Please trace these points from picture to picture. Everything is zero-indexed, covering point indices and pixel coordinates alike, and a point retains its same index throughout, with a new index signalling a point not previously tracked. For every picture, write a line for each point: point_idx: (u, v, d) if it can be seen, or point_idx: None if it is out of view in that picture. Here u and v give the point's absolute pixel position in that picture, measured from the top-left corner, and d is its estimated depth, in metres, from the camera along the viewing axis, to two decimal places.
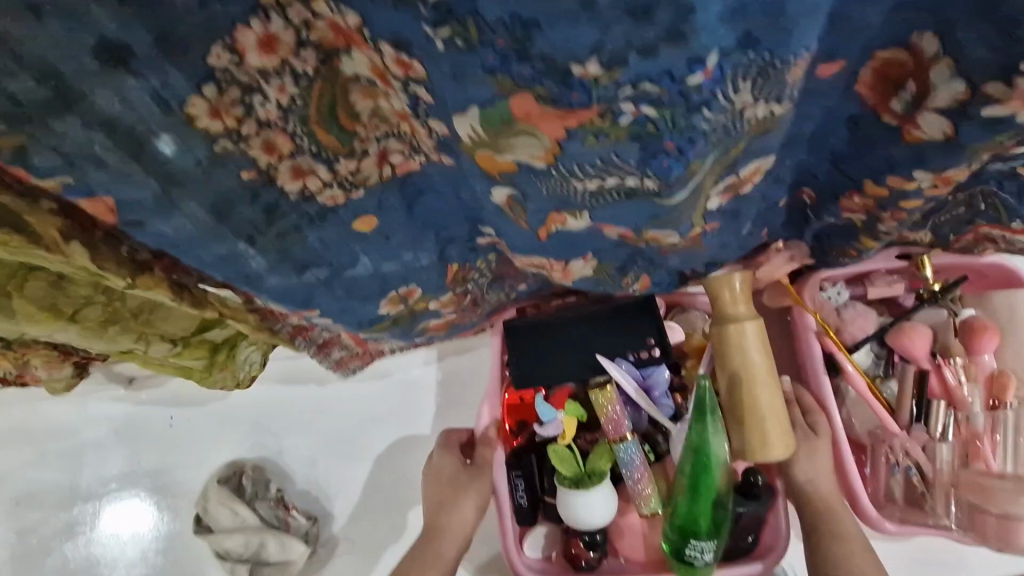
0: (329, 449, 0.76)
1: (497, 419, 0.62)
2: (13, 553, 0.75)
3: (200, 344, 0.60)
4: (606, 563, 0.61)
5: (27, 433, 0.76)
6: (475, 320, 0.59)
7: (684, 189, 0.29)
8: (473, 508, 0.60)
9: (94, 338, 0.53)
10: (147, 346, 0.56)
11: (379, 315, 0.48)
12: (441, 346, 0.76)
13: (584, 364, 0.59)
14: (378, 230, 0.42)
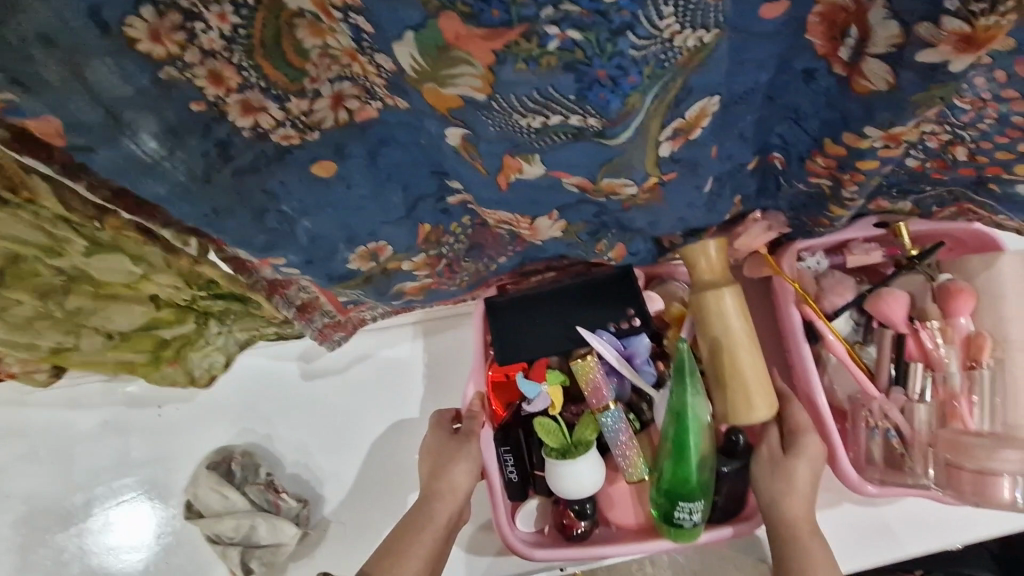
0: (317, 433, 0.76)
1: (483, 393, 0.61)
2: (10, 547, 0.75)
3: (142, 338, 0.61)
4: (597, 532, 0.59)
5: (16, 430, 0.76)
6: (453, 287, 0.62)
7: (627, 127, 0.31)
8: (467, 477, 0.59)
9: (29, 329, 0.55)
10: (83, 336, 0.58)
11: (349, 271, 0.48)
12: (425, 324, 0.77)
13: (566, 337, 0.59)
14: (339, 175, 0.42)
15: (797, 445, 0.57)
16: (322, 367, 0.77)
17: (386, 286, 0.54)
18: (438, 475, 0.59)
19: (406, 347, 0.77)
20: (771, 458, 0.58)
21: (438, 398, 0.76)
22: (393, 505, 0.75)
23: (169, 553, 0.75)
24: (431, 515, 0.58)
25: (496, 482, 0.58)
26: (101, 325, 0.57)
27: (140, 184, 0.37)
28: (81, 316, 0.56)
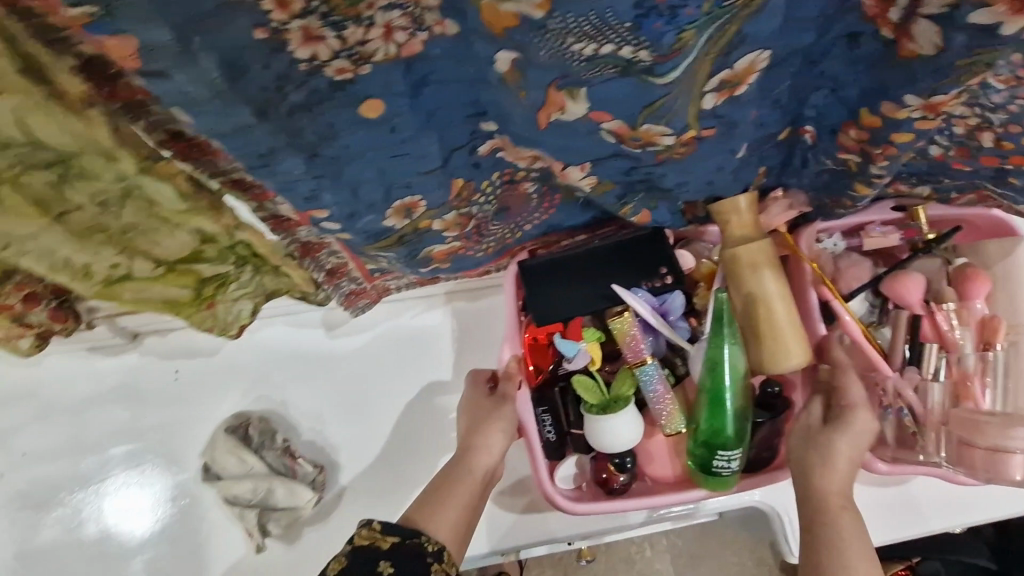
0: (334, 403, 0.78)
1: (520, 353, 0.67)
2: (24, 503, 0.76)
3: (184, 273, 0.54)
4: (636, 486, 0.66)
5: (35, 389, 0.77)
6: (479, 254, 0.67)
7: (677, 65, 0.31)
8: (495, 436, 0.65)
9: (77, 247, 0.45)
10: (129, 262, 0.49)
11: (385, 227, 0.50)
12: (450, 294, 0.81)
13: (601, 295, 0.65)
14: (385, 118, 0.37)
15: (842, 414, 0.61)
16: (343, 337, 0.80)
17: (417, 243, 0.58)
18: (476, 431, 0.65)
19: (441, 318, 0.81)
20: (809, 428, 0.62)
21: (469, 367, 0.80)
22: (419, 469, 0.76)
23: (182, 514, 0.76)
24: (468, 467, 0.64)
25: (534, 437, 0.65)
26: (150, 250, 0.49)
27: (203, 113, 0.34)
28: (128, 235, 0.47)
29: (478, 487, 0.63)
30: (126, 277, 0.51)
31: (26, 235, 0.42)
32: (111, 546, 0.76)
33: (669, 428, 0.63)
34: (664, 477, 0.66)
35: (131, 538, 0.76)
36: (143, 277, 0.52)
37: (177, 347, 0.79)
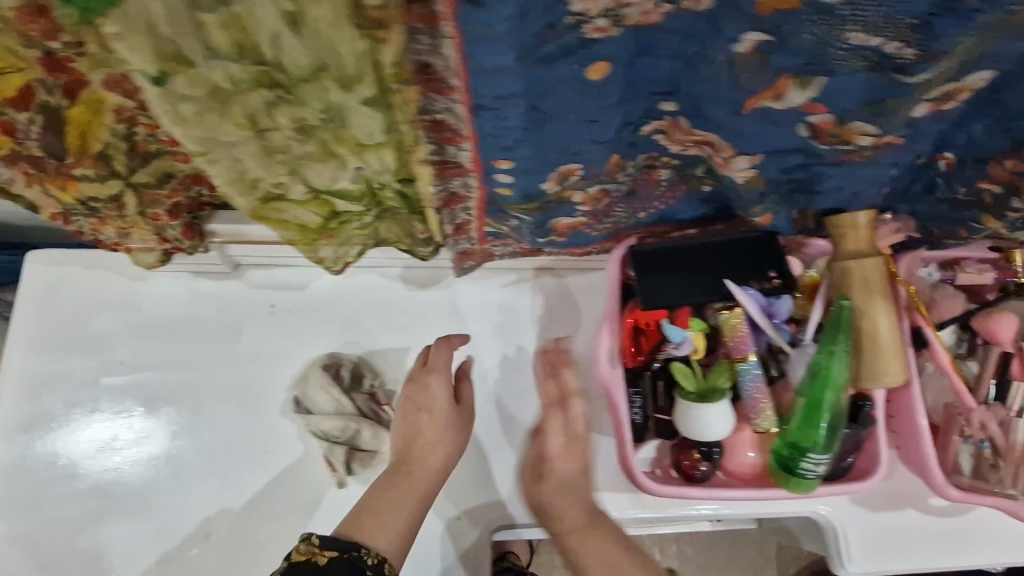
0: (418, 357, 0.81)
1: (620, 335, 0.69)
2: (110, 411, 0.79)
3: (317, 203, 0.54)
4: (716, 478, 0.68)
5: (134, 303, 0.80)
6: (594, 234, 0.69)
7: (928, 68, 0.36)
8: (439, 447, 0.72)
9: (261, 164, 0.46)
10: (288, 184, 0.50)
11: (540, 191, 0.52)
12: (540, 269, 0.83)
13: (710, 289, 0.66)
14: (603, 80, 0.39)
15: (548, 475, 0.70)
16: (432, 295, 0.83)
17: (550, 215, 0.60)
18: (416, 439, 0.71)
19: (528, 294, 0.83)
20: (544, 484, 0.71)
21: (550, 343, 0.82)
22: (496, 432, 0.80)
23: (261, 442, 0.78)
24: (405, 474, 0.70)
25: (623, 417, 0.67)
26: (310, 177, 0.49)
27: (478, 52, 0.33)
28: (302, 162, 0.47)
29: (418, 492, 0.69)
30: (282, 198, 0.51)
31: (226, 146, 0.43)
32: (190, 463, 0.78)
33: (761, 427, 0.65)
34: (746, 474, 0.68)
35: (213, 459, 0.78)
36: (292, 199, 0.52)
37: (275, 283, 0.82)
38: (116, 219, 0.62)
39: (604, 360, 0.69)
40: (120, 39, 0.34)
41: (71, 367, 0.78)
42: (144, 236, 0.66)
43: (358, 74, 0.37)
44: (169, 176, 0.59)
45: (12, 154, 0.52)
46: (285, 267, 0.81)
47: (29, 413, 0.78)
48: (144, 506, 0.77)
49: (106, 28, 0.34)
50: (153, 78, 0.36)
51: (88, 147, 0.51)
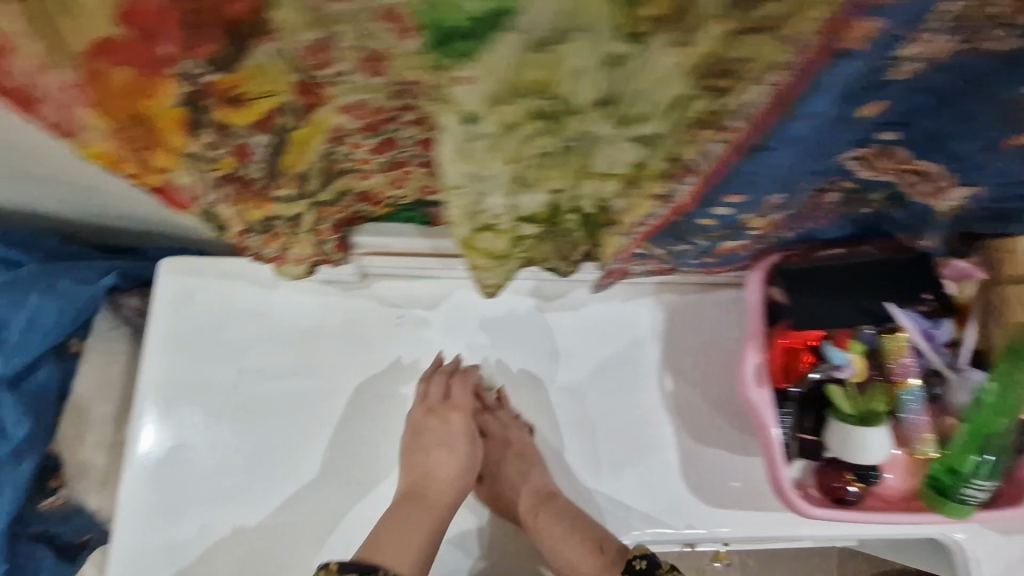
0: (541, 371, 0.83)
1: (768, 355, 0.69)
2: (241, 416, 0.80)
3: (508, 231, 0.53)
4: (867, 502, 0.68)
5: (264, 311, 0.81)
6: (744, 254, 0.69)
7: None
8: (448, 480, 0.83)
9: (498, 195, 0.46)
10: (505, 215, 0.50)
11: (735, 220, 0.54)
12: (661, 285, 0.83)
13: (864, 310, 0.66)
14: (871, 117, 0.44)
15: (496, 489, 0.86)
16: (556, 310, 0.83)
17: (722, 240, 0.60)
18: (424, 472, 0.81)
19: (646, 311, 0.83)
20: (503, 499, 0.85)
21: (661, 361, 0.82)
22: (622, 449, 0.80)
23: (367, 452, 0.81)
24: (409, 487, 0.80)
25: (773, 441, 0.67)
26: (515, 202, 0.48)
27: (816, 97, 0.39)
28: (534, 191, 0.47)
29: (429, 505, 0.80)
30: (491, 225, 0.51)
31: (469, 182, 0.44)
32: (298, 469, 0.79)
33: (919, 451, 0.66)
34: (892, 496, 0.69)
35: (343, 467, 0.80)
36: (499, 229, 0.52)
37: (402, 295, 0.82)
38: (290, 235, 0.61)
39: (749, 380, 0.69)
40: (446, 80, 0.35)
41: (207, 366, 0.80)
42: (302, 249, 0.66)
43: (647, 114, 0.39)
44: (346, 193, 0.58)
45: (230, 176, 0.47)
46: (415, 277, 0.82)
47: (165, 407, 0.79)
48: (255, 508, 0.78)
49: (438, 71, 0.34)
50: (459, 115, 0.37)
51: (292, 169, 0.49)
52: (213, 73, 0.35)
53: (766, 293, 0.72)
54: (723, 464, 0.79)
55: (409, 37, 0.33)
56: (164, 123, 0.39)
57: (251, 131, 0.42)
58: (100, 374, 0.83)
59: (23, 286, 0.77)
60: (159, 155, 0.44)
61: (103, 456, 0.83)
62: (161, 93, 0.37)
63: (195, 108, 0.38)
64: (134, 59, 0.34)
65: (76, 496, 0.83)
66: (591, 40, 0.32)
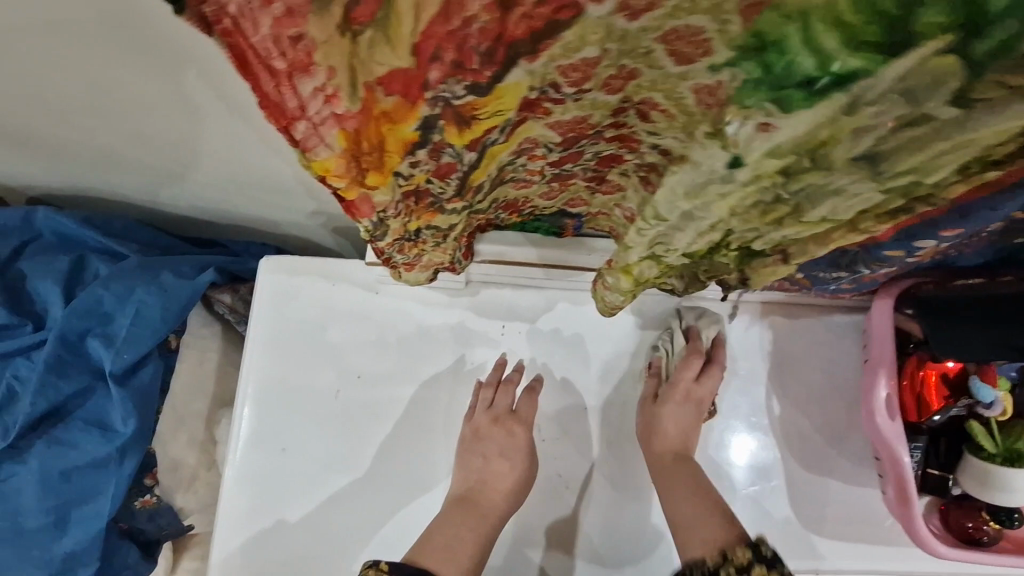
0: (644, 389, 0.80)
1: (896, 387, 0.68)
2: (342, 419, 0.77)
3: (677, 260, 0.52)
4: (999, 544, 0.67)
5: (367, 313, 0.79)
6: (874, 282, 0.68)
7: None
8: (501, 494, 0.73)
9: (691, 225, 0.45)
10: (675, 246, 0.49)
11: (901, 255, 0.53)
12: (770, 306, 0.81)
13: (1001, 346, 0.61)
14: None
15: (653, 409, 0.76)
16: (660, 328, 0.81)
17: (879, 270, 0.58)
18: (480, 479, 0.74)
19: (732, 333, 0.81)
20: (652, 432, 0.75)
21: (743, 384, 0.80)
22: (735, 470, 0.78)
23: (429, 466, 0.77)
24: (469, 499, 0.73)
25: (907, 473, 0.66)
26: (701, 235, 0.47)
27: None
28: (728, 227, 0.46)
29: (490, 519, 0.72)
30: (664, 249, 0.49)
31: (675, 214, 0.44)
32: (389, 476, 0.76)
33: None
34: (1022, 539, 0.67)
35: (438, 478, 0.77)
36: (666, 260, 0.51)
37: (504, 307, 0.81)
38: (433, 243, 0.58)
39: (881, 411, 0.67)
40: (737, 128, 0.34)
41: (312, 364, 0.77)
42: (440, 256, 0.63)
43: (912, 170, 0.37)
44: (497, 202, 0.56)
45: (412, 192, 0.46)
46: (522, 289, 0.81)
47: (266, 403, 0.76)
48: (354, 510, 0.75)
49: (736, 121, 0.33)
50: (726, 159, 0.36)
51: (475, 182, 0.47)
52: (468, 97, 0.35)
53: (898, 321, 0.70)
54: (837, 493, 0.77)
55: (700, 66, 0.33)
56: (392, 146, 0.39)
57: (461, 150, 0.40)
58: (196, 371, 0.82)
59: (128, 276, 0.75)
60: (370, 176, 0.41)
61: (194, 453, 0.82)
62: (407, 119, 0.36)
63: (428, 129, 0.37)
64: (402, 87, 0.33)
65: (167, 494, 0.81)
66: (905, 103, 0.31)
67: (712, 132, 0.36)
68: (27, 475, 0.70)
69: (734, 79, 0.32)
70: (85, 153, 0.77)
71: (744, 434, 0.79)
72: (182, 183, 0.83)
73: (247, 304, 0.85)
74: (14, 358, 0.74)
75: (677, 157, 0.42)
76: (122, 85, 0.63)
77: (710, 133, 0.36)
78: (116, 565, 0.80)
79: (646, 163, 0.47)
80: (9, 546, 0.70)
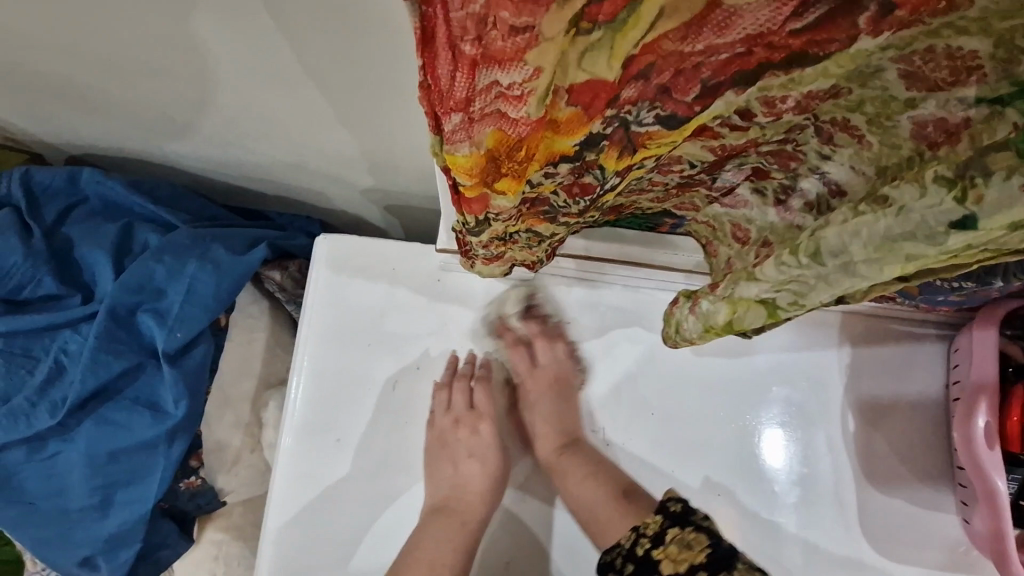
0: (715, 405, 0.75)
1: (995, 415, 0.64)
2: (402, 408, 0.74)
3: (806, 305, 0.45)
4: None
5: (428, 302, 0.75)
6: (977, 300, 0.66)
7: None
8: (479, 497, 0.73)
9: (849, 271, 0.39)
10: (814, 288, 0.42)
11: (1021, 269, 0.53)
12: (847, 326, 0.77)
13: None
14: None
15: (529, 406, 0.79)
16: (732, 350, 0.76)
17: (1009, 284, 0.57)
18: (454, 484, 0.73)
19: (780, 330, 0.76)
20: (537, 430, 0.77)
21: (780, 383, 0.76)
22: (807, 493, 0.73)
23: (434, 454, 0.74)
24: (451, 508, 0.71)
25: (1004, 503, 0.63)
26: (853, 282, 0.40)
27: None
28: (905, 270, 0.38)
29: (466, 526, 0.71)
30: (801, 289, 0.43)
31: (837, 251, 0.39)
32: (441, 472, 0.74)
33: None
34: None
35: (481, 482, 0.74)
36: (792, 303, 0.45)
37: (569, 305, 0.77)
38: (522, 245, 0.54)
39: (979, 439, 0.64)
40: (991, 179, 0.31)
41: (372, 351, 0.74)
42: (524, 258, 0.58)
43: None
44: (613, 208, 0.57)
45: (531, 199, 0.44)
46: (597, 285, 0.76)
47: (324, 388, 0.72)
48: (409, 506, 0.71)
49: (996, 174, 0.31)
50: (953, 217, 0.33)
51: (601, 203, 0.48)
52: (652, 127, 0.37)
53: (1000, 343, 0.66)
54: (913, 517, 0.73)
55: (949, 97, 0.35)
56: (538, 157, 0.37)
57: (612, 179, 0.42)
58: (245, 351, 0.78)
59: (179, 250, 0.72)
60: (501, 182, 0.38)
61: (239, 436, 0.79)
62: (572, 135, 0.35)
63: (587, 146, 0.37)
64: (590, 99, 0.32)
65: (211, 475, 0.78)
66: None
67: (947, 176, 0.33)
68: (75, 454, 0.68)
69: (1010, 133, 0.31)
70: (113, 111, 0.72)
71: (774, 428, 0.75)
72: (227, 145, 0.77)
73: (296, 282, 0.81)
74: (60, 329, 0.70)
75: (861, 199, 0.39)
76: (167, 41, 0.56)
77: (942, 175, 0.33)
78: (155, 542, 0.77)
79: (794, 189, 0.49)
80: (56, 522, 0.69)
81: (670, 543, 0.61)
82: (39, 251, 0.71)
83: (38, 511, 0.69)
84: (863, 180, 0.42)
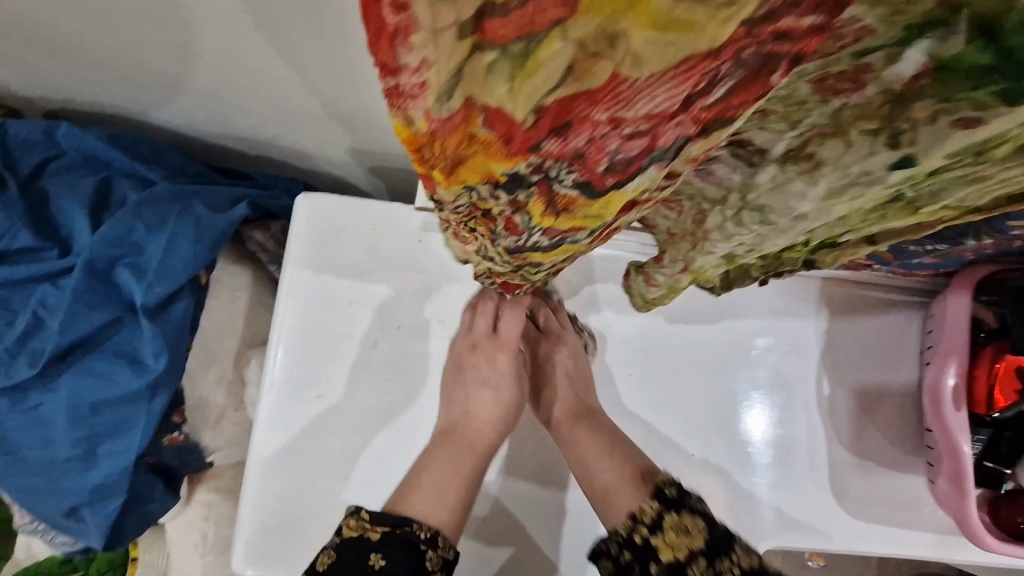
0: (696, 373, 0.76)
1: (961, 380, 0.66)
2: (372, 364, 0.73)
3: (764, 251, 0.45)
4: None
5: (400, 262, 0.75)
6: (952, 261, 0.66)
7: None
8: (488, 425, 0.70)
9: (797, 220, 0.39)
10: (770, 237, 0.42)
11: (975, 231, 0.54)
12: (829, 295, 0.77)
13: None
14: None
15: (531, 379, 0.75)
16: (713, 327, 0.76)
17: (981, 244, 0.58)
18: (463, 412, 0.70)
19: (760, 293, 0.77)
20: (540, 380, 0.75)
21: (762, 347, 0.76)
22: (784, 453, 0.75)
23: (408, 402, 0.73)
24: (459, 435, 0.69)
25: (966, 465, 0.65)
26: (804, 229, 0.40)
27: None
28: (854, 212, 0.38)
29: (476, 461, 0.68)
30: (755, 241, 0.43)
31: (787, 214, 0.39)
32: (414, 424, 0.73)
33: None
34: None
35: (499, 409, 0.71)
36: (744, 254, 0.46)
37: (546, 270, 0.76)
38: (473, 250, 0.53)
39: (946, 398, 0.66)
40: (920, 128, 0.31)
41: (353, 310, 0.74)
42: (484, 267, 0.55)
43: None
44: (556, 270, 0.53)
45: (482, 210, 0.42)
46: None
47: (304, 346, 0.73)
48: (381, 458, 0.72)
49: (922, 122, 0.31)
50: (891, 159, 0.33)
51: (537, 258, 0.47)
52: (572, 191, 0.36)
53: (973, 307, 0.67)
54: (885, 475, 0.75)
55: (843, 56, 0.30)
56: (472, 169, 0.36)
57: (542, 235, 0.42)
58: (228, 309, 0.78)
59: (158, 206, 0.72)
60: (434, 172, 0.38)
61: (222, 393, 0.79)
62: (499, 161, 0.34)
63: (515, 181, 0.36)
64: (506, 131, 0.32)
65: (195, 430, 0.79)
66: None
67: (871, 127, 0.33)
68: (56, 404, 0.69)
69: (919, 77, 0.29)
70: (82, 62, 0.70)
71: (755, 397, 0.76)
72: (199, 100, 0.75)
73: (278, 243, 0.82)
74: (38, 283, 0.71)
75: (791, 153, 0.37)
76: None
77: (868, 128, 0.33)
78: (141, 497, 0.78)
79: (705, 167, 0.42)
80: (40, 472, 0.70)
81: (669, 530, 0.58)
82: (15, 203, 0.71)
83: (22, 461, 0.70)
84: (779, 140, 0.37)
